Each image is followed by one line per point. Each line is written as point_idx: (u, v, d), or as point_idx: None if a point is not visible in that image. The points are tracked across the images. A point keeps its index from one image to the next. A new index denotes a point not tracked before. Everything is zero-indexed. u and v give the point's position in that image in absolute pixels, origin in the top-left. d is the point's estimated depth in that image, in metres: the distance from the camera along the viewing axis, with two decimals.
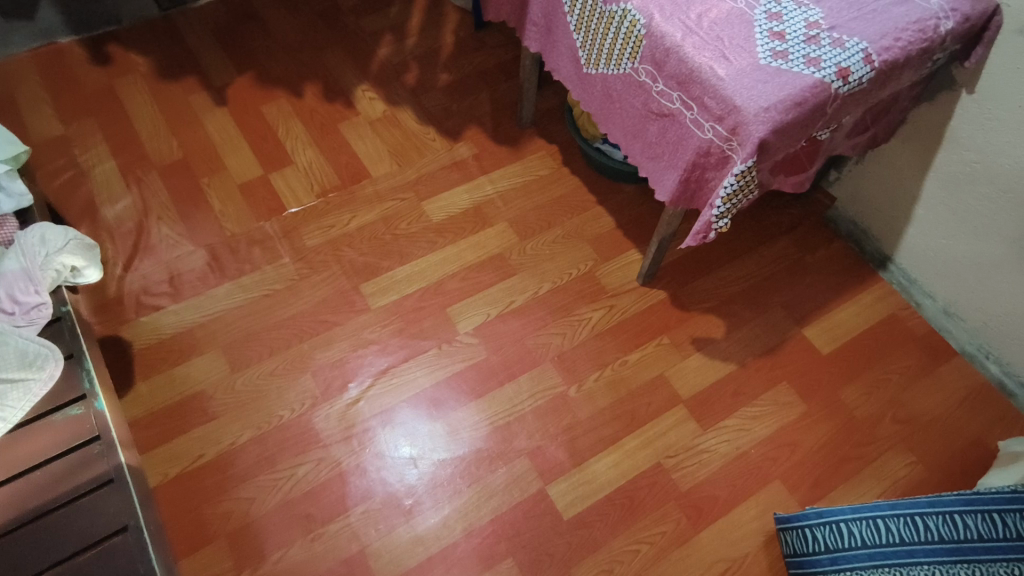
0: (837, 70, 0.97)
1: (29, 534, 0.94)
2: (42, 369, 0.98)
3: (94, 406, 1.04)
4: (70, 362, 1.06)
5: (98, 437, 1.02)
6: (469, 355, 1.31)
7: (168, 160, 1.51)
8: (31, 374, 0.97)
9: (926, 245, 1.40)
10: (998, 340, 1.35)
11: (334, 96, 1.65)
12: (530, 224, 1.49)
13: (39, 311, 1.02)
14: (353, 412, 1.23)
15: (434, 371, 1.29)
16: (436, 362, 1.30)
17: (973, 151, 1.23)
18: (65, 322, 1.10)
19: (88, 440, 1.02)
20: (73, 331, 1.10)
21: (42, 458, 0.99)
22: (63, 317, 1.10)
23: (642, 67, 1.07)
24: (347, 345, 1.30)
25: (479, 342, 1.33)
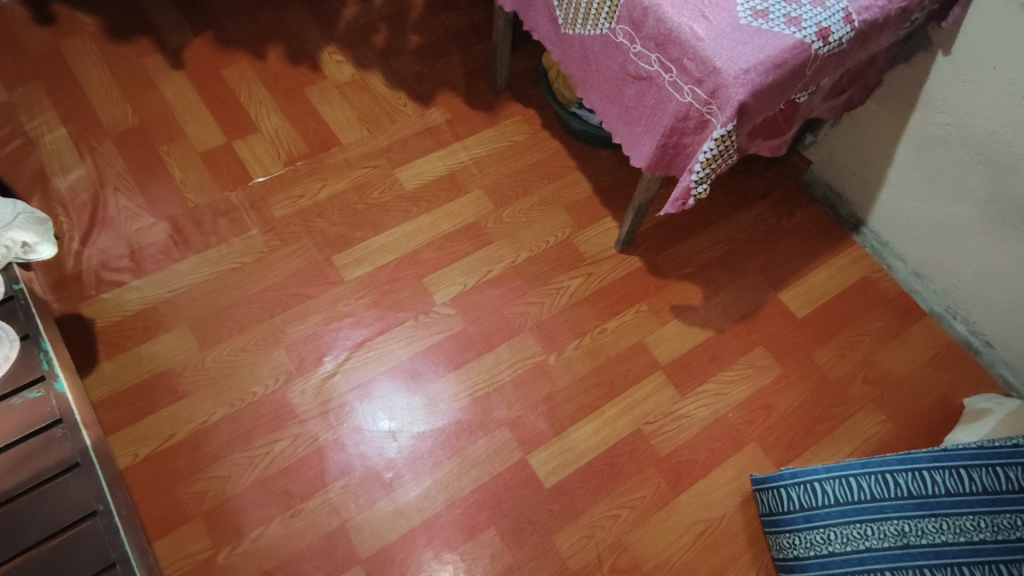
0: (818, 30, 0.95)
1: None
2: None
3: (55, 388, 1.00)
4: (26, 344, 1.01)
5: (60, 420, 0.98)
6: (447, 327, 1.29)
7: (123, 127, 1.43)
8: None
9: (898, 209, 1.42)
10: (966, 301, 1.38)
11: (300, 59, 1.58)
12: (506, 191, 1.46)
13: None
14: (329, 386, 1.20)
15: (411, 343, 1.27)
16: (412, 333, 1.28)
17: (946, 114, 1.23)
18: (18, 301, 1.04)
19: (50, 423, 0.98)
20: (28, 310, 1.04)
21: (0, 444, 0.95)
22: (15, 296, 1.04)
23: (619, 27, 1.03)
24: (320, 317, 1.27)
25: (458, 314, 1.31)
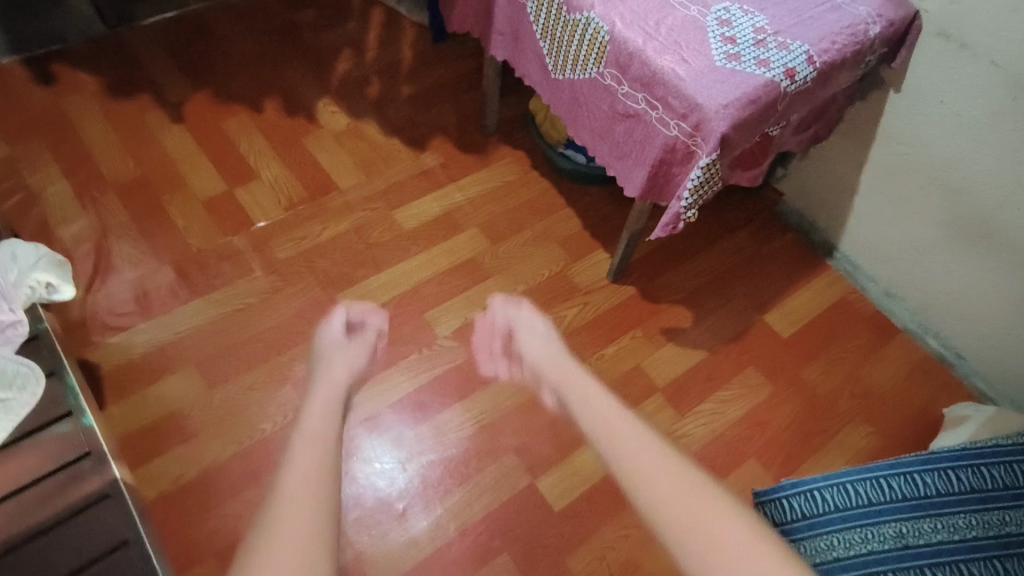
0: (785, 70, 1.06)
1: (26, 556, 0.91)
2: (23, 389, 0.92)
3: (83, 423, 1.02)
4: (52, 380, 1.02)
5: (89, 453, 1.00)
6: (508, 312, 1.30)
7: (126, 178, 1.47)
8: (11, 394, 0.91)
9: (866, 234, 1.52)
10: (935, 315, 1.47)
11: (296, 110, 1.66)
12: (499, 229, 1.53)
13: (14, 330, 0.95)
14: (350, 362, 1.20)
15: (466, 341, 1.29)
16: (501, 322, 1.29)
17: (903, 145, 1.35)
18: (43, 339, 1.05)
19: (80, 456, 0.99)
20: (52, 347, 1.06)
21: (29, 479, 0.95)
22: (40, 335, 1.06)
23: (607, 71, 1.12)
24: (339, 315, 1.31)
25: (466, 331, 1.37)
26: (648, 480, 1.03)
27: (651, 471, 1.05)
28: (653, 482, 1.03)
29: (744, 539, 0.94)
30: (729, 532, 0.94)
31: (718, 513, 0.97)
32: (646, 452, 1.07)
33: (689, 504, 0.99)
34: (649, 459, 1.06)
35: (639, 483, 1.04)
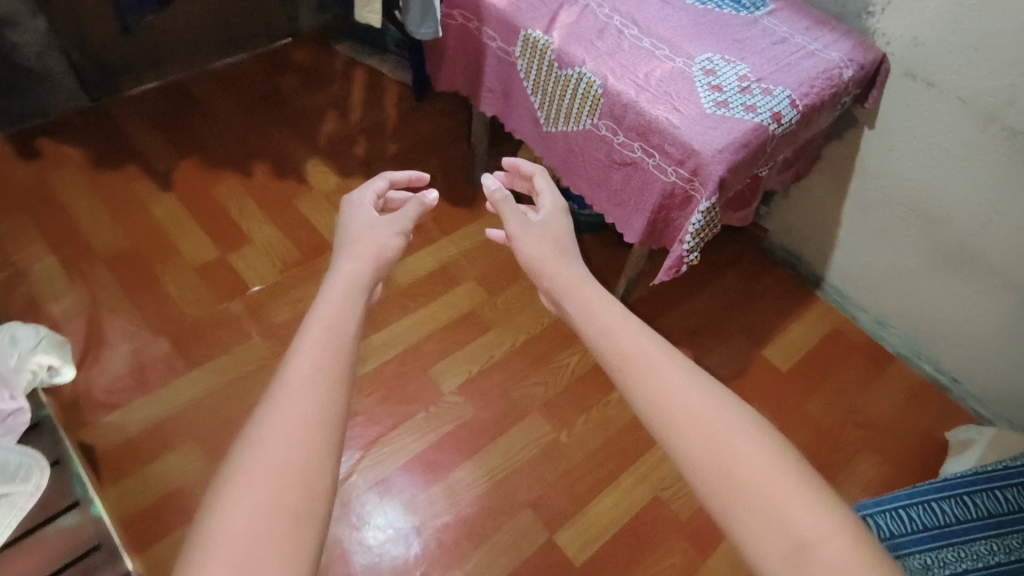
0: (771, 114, 1.10)
1: None
2: (27, 481, 0.81)
3: (89, 514, 1.00)
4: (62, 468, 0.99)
5: (98, 545, 0.98)
6: (559, 203, 0.91)
7: (115, 250, 1.44)
8: (15, 487, 0.80)
9: (852, 264, 1.57)
10: (927, 340, 1.50)
11: (285, 173, 1.67)
12: (496, 280, 1.54)
13: (16, 418, 0.84)
14: (376, 253, 0.74)
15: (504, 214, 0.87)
16: (506, 199, 0.89)
17: (881, 177, 1.41)
18: (47, 424, 1.02)
19: (91, 548, 0.97)
20: (54, 433, 1.02)
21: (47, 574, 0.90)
22: (43, 420, 1.02)
23: (601, 122, 1.16)
24: (369, 193, 0.87)
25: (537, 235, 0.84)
26: (628, 359, 0.63)
27: (625, 343, 0.65)
28: (628, 352, 0.64)
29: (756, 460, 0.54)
30: (828, 539, 0.50)
31: (721, 425, 0.57)
32: (592, 299, 0.72)
33: (693, 402, 0.59)
34: (608, 315, 0.69)
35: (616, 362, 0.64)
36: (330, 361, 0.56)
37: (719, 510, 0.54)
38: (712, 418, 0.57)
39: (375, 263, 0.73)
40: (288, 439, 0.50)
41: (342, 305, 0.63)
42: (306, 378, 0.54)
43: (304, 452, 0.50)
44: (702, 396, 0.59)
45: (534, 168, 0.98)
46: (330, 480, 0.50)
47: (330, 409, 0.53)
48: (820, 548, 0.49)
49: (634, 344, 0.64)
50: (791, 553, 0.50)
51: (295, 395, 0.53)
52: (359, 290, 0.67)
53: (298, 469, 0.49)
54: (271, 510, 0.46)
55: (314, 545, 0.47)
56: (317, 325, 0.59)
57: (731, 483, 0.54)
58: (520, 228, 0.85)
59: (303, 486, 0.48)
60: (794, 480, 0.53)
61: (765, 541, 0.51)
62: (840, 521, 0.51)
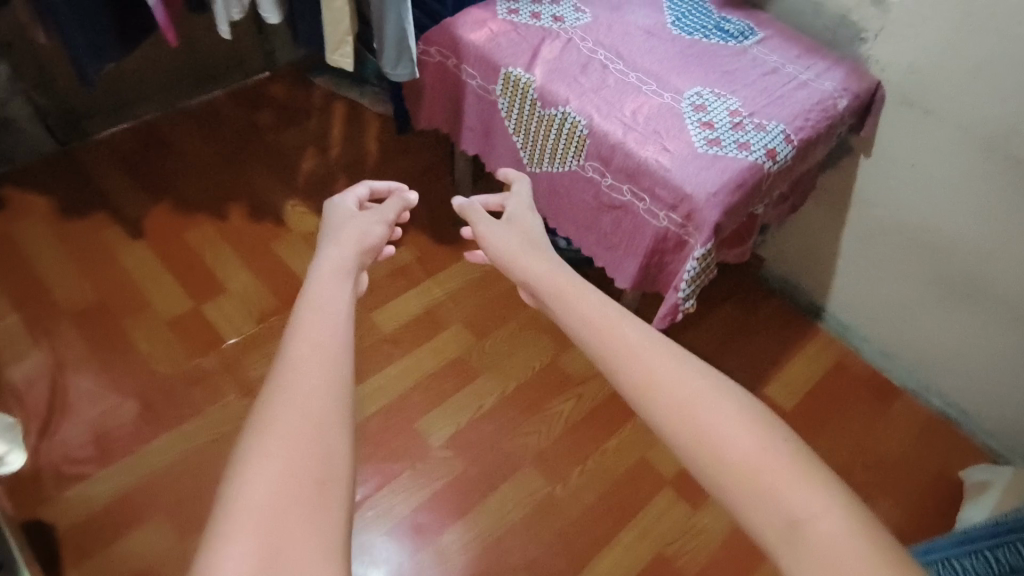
0: (766, 152, 1.05)
1: None
2: None
3: None
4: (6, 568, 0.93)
5: None
6: (528, 205, 0.98)
7: (81, 305, 1.38)
8: None
9: (852, 295, 1.51)
10: (934, 373, 1.44)
11: (263, 215, 1.60)
12: (484, 323, 1.47)
13: None
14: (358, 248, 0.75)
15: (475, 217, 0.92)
16: (472, 209, 0.95)
17: (879, 206, 1.36)
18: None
19: None
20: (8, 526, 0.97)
21: None
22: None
23: (588, 163, 1.10)
24: (351, 198, 0.91)
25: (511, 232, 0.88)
26: (607, 340, 0.61)
27: (605, 326, 0.63)
28: (610, 332, 0.62)
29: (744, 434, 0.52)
30: (822, 517, 0.47)
31: (703, 396, 0.55)
32: (568, 285, 0.71)
33: (677, 379, 0.56)
34: (583, 300, 0.68)
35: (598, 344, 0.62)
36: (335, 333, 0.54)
37: (712, 486, 0.52)
38: (693, 395, 0.55)
39: (358, 252, 0.74)
40: (296, 404, 0.47)
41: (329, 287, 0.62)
42: (313, 349, 0.52)
43: (320, 415, 0.47)
44: (687, 373, 0.57)
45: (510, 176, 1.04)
46: (347, 444, 0.47)
47: (340, 376, 0.51)
48: (815, 526, 0.46)
49: (615, 325, 0.63)
50: (787, 531, 0.47)
51: (303, 365, 0.50)
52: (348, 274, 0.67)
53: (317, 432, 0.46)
54: (294, 475, 0.43)
55: (342, 513, 0.43)
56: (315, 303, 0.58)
57: (718, 461, 0.51)
58: (491, 227, 0.90)
59: (319, 449, 0.45)
60: (784, 452, 0.50)
61: (760, 518, 0.49)
62: (837, 496, 0.48)
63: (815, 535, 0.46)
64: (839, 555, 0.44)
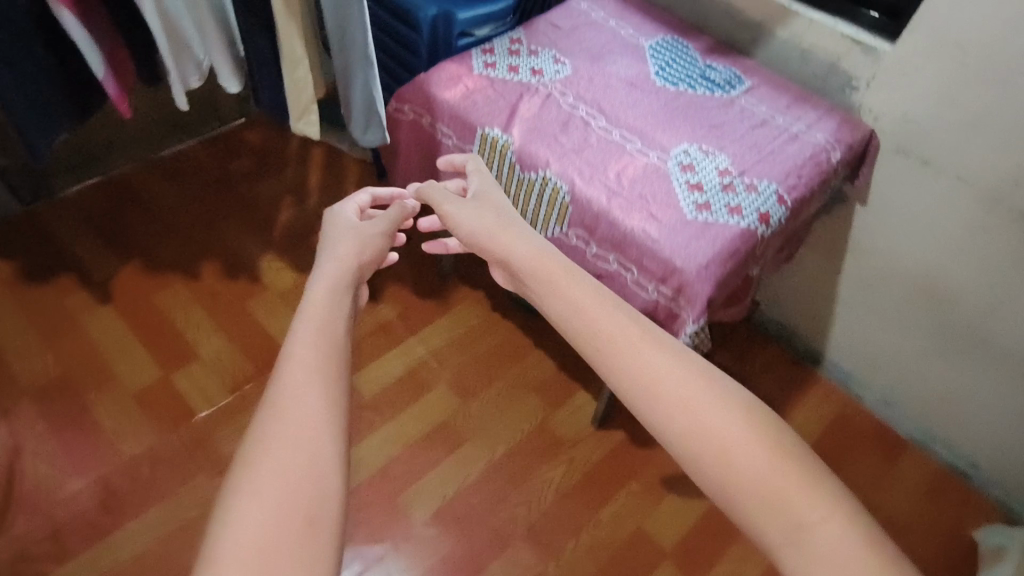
0: (758, 216, 1.00)
1: None
2: None
3: None
4: None
5: None
6: (489, 181, 0.98)
7: (45, 380, 1.32)
8: None
9: (852, 343, 1.45)
10: (939, 425, 1.39)
11: (237, 272, 1.54)
12: (469, 383, 1.41)
13: None
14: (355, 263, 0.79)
15: (440, 195, 0.95)
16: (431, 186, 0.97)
17: (876, 254, 1.30)
18: None
19: None
20: None
21: None
22: None
23: (571, 231, 1.04)
24: (352, 205, 0.94)
25: (473, 216, 0.89)
26: (612, 343, 0.62)
27: (608, 328, 0.64)
28: (612, 337, 0.63)
29: (747, 445, 0.53)
30: (828, 524, 0.49)
31: (704, 404, 0.56)
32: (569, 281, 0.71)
33: (680, 388, 0.58)
34: (585, 297, 0.68)
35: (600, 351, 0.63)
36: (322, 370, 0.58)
37: (721, 493, 0.53)
38: (698, 401, 0.56)
39: (356, 266, 0.79)
40: (291, 443, 0.51)
41: (325, 307, 0.66)
42: (303, 387, 0.56)
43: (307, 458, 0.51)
44: (692, 378, 0.58)
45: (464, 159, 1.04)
46: (339, 480, 0.51)
47: (334, 411, 0.55)
48: (821, 532, 0.48)
49: (616, 327, 0.64)
50: (792, 536, 0.49)
51: (298, 403, 0.54)
52: (342, 294, 0.70)
53: (305, 472, 0.50)
54: (287, 510, 0.47)
55: (334, 547, 0.47)
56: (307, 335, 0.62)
57: (726, 469, 0.53)
58: (461, 211, 0.91)
59: (313, 487, 0.49)
60: (787, 460, 0.52)
61: (766, 523, 0.50)
62: (839, 503, 0.50)
63: (817, 543, 0.48)
64: (844, 559, 0.47)
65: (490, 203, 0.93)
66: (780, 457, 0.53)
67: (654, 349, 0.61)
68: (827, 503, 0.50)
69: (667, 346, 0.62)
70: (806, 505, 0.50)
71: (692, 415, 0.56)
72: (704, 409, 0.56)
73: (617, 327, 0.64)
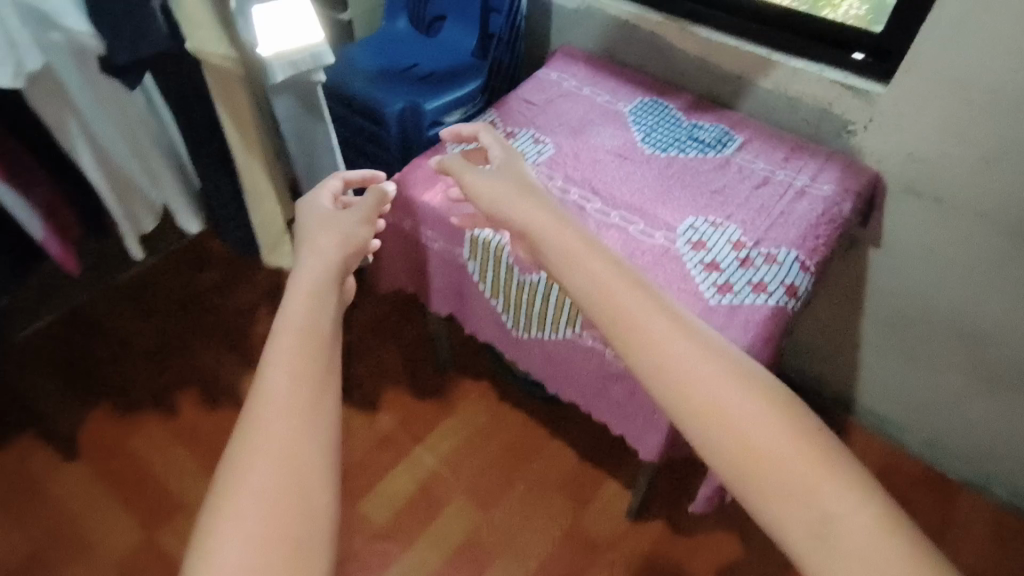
0: (785, 289, 0.92)
1: None
2: None
3: None
4: None
5: None
6: (513, 154, 0.89)
7: (13, 562, 1.17)
8: None
9: (882, 386, 1.37)
10: (988, 463, 1.31)
11: (217, 399, 1.41)
12: (487, 490, 1.29)
13: None
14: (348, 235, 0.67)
15: (458, 166, 0.84)
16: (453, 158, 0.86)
17: (898, 296, 1.23)
18: None
19: None
20: None
21: None
22: None
23: (585, 332, 0.95)
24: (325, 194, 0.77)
25: (499, 185, 0.78)
26: (621, 318, 0.53)
27: (619, 297, 0.54)
28: (620, 305, 0.54)
29: (768, 430, 0.46)
30: (857, 513, 0.42)
31: (721, 381, 0.48)
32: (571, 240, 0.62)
33: (702, 365, 0.49)
34: (592, 263, 0.58)
35: (607, 325, 0.54)
36: (310, 366, 0.48)
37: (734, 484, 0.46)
38: (712, 380, 0.49)
39: (346, 252, 0.65)
40: (272, 457, 0.42)
41: (315, 284, 0.56)
42: (287, 387, 0.46)
43: (292, 473, 0.42)
44: (728, 372, 0.49)
45: (479, 127, 0.95)
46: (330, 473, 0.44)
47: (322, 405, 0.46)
48: (846, 526, 0.42)
49: (640, 309, 0.53)
50: (816, 527, 0.42)
51: (279, 408, 0.45)
52: (328, 277, 0.58)
53: (292, 491, 0.41)
54: (265, 543, 0.39)
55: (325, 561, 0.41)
56: (294, 320, 0.51)
57: (743, 454, 0.45)
58: (479, 180, 0.80)
59: (300, 506, 0.41)
60: (813, 444, 0.45)
61: (791, 517, 0.43)
62: (866, 492, 0.43)
63: (847, 538, 0.41)
64: (873, 558, 0.40)
65: (516, 171, 0.83)
66: (826, 472, 0.44)
67: (686, 339, 0.51)
68: (878, 522, 0.42)
69: (702, 337, 0.51)
70: (854, 528, 0.42)
71: (727, 418, 0.47)
72: (744, 413, 0.47)
73: (642, 308, 0.53)
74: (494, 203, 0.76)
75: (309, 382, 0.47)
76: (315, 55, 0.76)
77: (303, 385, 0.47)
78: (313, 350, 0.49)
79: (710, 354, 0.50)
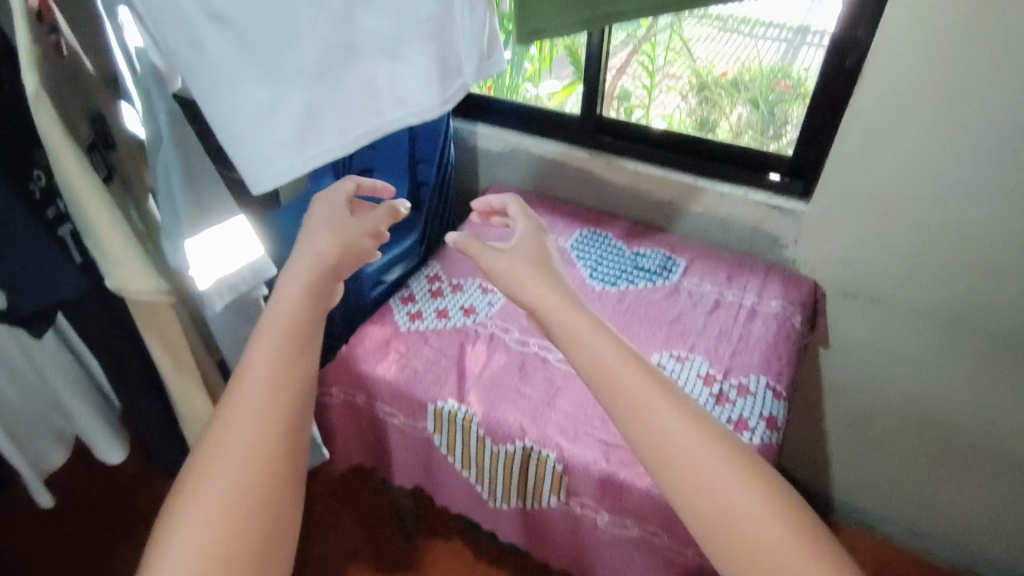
0: (766, 422, 0.91)
1: None
2: None
3: None
4: None
5: None
6: (538, 227, 0.78)
7: None
8: None
9: (856, 479, 1.37)
10: (972, 543, 1.32)
11: None
12: None
13: None
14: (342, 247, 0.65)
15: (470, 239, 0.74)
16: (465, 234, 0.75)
17: (856, 392, 1.26)
18: None
19: None
20: None
21: None
22: None
23: (573, 500, 0.88)
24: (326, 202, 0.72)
25: (528, 269, 0.67)
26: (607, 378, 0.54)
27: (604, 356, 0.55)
28: (607, 364, 0.55)
29: (740, 494, 0.48)
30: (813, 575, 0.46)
31: (698, 442, 0.51)
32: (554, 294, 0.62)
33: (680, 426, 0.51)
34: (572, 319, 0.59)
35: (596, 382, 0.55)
36: (277, 390, 0.52)
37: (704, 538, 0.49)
38: (689, 442, 0.51)
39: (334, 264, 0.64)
40: (243, 465, 0.48)
41: (296, 297, 0.58)
42: (254, 408, 0.50)
43: (256, 483, 0.48)
44: (705, 435, 0.51)
45: (506, 196, 0.86)
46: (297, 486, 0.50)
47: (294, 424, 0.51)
48: None
49: (626, 371, 0.54)
50: None
51: (252, 427, 0.49)
52: (317, 302, 0.59)
53: (254, 497, 0.47)
54: (238, 535, 0.46)
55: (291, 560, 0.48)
56: (263, 348, 0.53)
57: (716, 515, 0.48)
58: (489, 254, 0.70)
59: (272, 511, 0.47)
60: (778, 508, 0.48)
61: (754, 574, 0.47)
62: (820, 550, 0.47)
63: None
64: None
65: (537, 246, 0.73)
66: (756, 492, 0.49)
67: (640, 381, 0.54)
68: (792, 534, 0.47)
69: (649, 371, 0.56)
70: (768, 542, 0.47)
71: (670, 444, 0.51)
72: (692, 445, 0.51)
73: (605, 356, 0.56)
74: (513, 286, 0.66)
75: (280, 404, 0.51)
76: (241, 278, 0.78)
77: (271, 406, 0.51)
78: (284, 376, 0.53)
79: (657, 392, 0.54)
